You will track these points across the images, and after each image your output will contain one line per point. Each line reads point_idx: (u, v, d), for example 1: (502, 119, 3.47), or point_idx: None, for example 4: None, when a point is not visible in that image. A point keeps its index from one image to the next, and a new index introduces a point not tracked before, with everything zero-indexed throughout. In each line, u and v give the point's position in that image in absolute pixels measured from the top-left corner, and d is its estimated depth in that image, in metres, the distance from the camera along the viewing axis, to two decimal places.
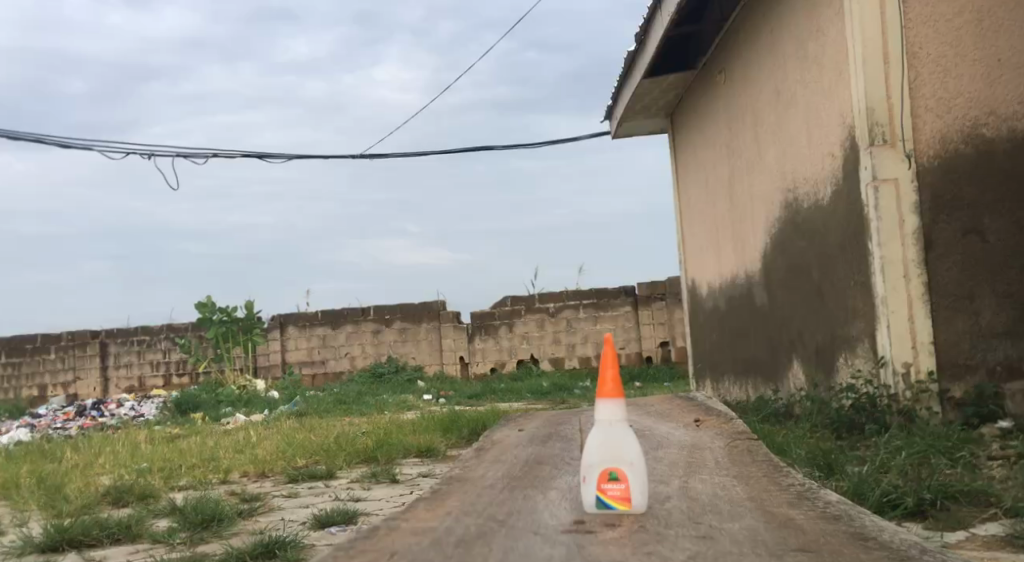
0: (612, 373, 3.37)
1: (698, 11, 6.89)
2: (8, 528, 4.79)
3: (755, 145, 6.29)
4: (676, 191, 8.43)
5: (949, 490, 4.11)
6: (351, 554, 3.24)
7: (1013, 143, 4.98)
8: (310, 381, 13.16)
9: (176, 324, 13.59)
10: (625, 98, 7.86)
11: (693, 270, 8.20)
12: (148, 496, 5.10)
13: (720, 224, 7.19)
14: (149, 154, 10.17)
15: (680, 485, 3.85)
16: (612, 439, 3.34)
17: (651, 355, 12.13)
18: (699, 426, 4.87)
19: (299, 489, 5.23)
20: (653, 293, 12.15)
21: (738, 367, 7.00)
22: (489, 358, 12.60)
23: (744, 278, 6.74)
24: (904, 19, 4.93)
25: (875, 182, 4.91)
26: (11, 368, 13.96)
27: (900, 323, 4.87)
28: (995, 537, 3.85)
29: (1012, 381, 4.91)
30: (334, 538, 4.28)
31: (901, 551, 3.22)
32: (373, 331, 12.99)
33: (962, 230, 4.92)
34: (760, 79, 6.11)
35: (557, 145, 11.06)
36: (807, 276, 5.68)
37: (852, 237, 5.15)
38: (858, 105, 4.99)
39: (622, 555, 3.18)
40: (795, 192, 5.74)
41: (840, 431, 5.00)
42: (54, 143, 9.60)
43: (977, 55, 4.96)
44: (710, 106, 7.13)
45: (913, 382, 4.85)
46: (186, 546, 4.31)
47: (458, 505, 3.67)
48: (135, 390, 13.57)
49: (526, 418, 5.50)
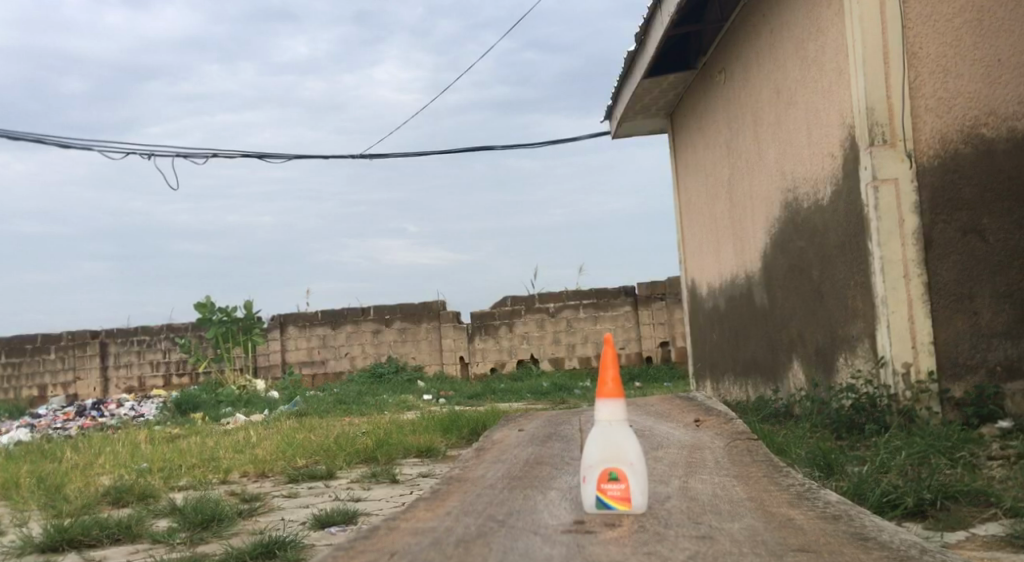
0: (612, 373, 3.37)
1: (698, 11, 6.90)
2: (8, 528, 4.79)
3: (755, 144, 6.29)
4: (676, 191, 8.44)
5: (949, 490, 4.11)
6: (351, 554, 3.23)
7: (1013, 143, 4.97)
8: (310, 381, 13.17)
9: (176, 324, 13.59)
10: (625, 98, 7.86)
11: (693, 270, 8.19)
12: (148, 496, 5.10)
13: (720, 224, 7.19)
14: (149, 155, 10.43)
15: (680, 485, 3.84)
16: (612, 440, 3.34)
17: (651, 355, 12.12)
18: (699, 426, 4.87)
19: (300, 489, 5.23)
20: (653, 293, 12.15)
21: (739, 367, 7.00)
22: (489, 358, 12.60)
23: (744, 278, 6.74)
24: (904, 19, 4.93)
25: (875, 182, 4.91)
26: (10, 368, 13.95)
27: (900, 323, 4.87)
28: (995, 537, 3.85)
29: (1012, 381, 4.90)
30: (334, 538, 4.28)
31: (901, 551, 3.21)
32: (373, 331, 13.00)
33: (963, 230, 4.92)
34: (760, 79, 6.11)
35: (557, 144, 11.08)
36: (807, 276, 5.68)
37: (853, 237, 5.15)
38: (858, 104, 4.99)
39: (622, 555, 3.18)
40: (795, 192, 5.74)
41: (840, 431, 5.00)
42: (54, 143, 9.97)
43: (977, 56, 4.96)
44: (710, 106, 7.13)
45: (913, 382, 4.85)
46: (186, 546, 4.31)
47: (458, 505, 3.67)
48: (135, 390, 13.58)
49: (526, 418, 5.50)
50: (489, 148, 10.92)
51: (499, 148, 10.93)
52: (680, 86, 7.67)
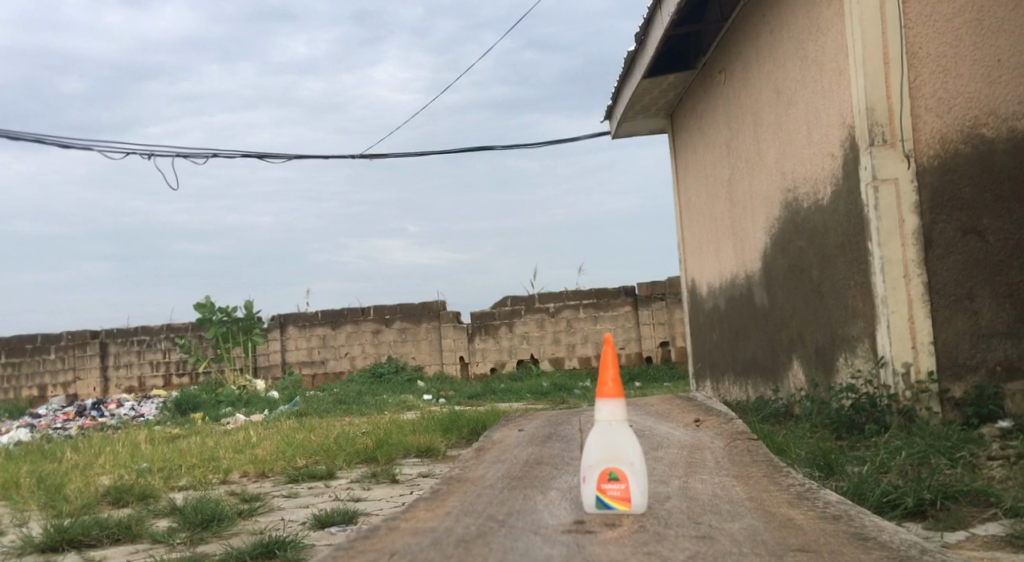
0: (612, 374, 3.38)
1: (697, 11, 6.89)
2: (8, 528, 4.79)
3: (755, 144, 6.29)
4: (675, 190, 8.44)
5: (949, 490, 4.11)
6: (352, 554, 3.23)
7: (1013, 143, 4.97)
8: (310, 381, 13.17)
9: (176, 324, 13.59)
10: (625, 97, 7.86)
11: (694, 270, 8.19)
12: (148, 496, 5.11)
13: (720, 224, 7.19)
14: (149, 155, 10.24)
15: (680, 485, 3.84)
16: (612, 440, 3.35)
17: (651, 355, 12.12)
18: (699, 426, 4.87)
19: (300, 489, 5.23)
20: (653, 293, 12.15)
21: (739, 367, 7.01)
22: (489, 358, 12.60)
23: (744, 278, 6.75)
24: (904, 19, 4.93)
25: (875, 182, 4.91)
26: (10, 368, 13.95)
27: (900, 323, 4.87)
28: (996, 537, 3.85)
29: (1012, 381, 4.91)
30: (334, 538, 4.28)
31: (901, 551, 3.21)
32: (373, 331, 12.99)
33: (962, 230, 4.92)
34: (760, 79, 6.11)
35: (558, 144, 11.09)
36: (807, 276, 5.68)
37: (853, 237, 5.15)
38: (858, 104, 4.99)
39: (623, 555, 3.18)
40: (795, 192, 5.74)
41: (840, 431, 5.00)
42: (54, 143, 9.65)
43: (976, 56, 4.96)
44: (710, 105, 7.13)
45: (913, 382, 4.86)
46: (186, 546, 4.31)
47: (457, 505, 3.67)
48: (135, 390, 13.58)
49: (526, 418, 5.49)
50: (489, 148, 10.90)
51: (499, 148, 10.91)
52: (680, 87, 7.67)
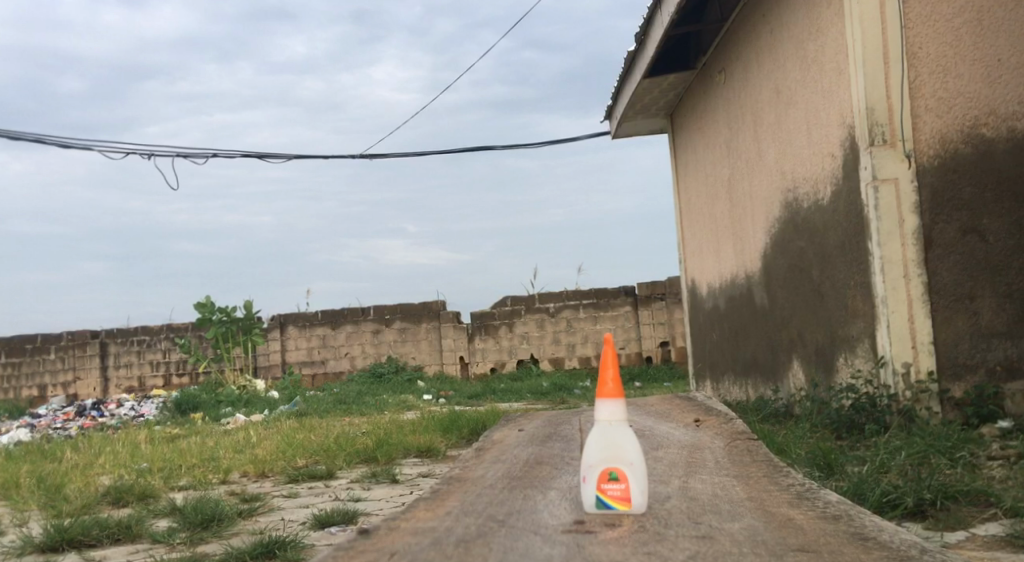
0: (612, 374, 3.38)
1: (697, 12, 6.89)
2: (8, 528, 4.79)
3: (755, 144, 6.29)
4: (675, 191, 8.44)
5: (949, 490, 4.11)
6: (351, 554, 3.23)
7: (1013, 143, 4.97)
8: (310, 381, 13.17)
9: (176, 324, 13.58)
10: (625, 97, 7.87)
11: (693, 270, 8.19)
12: (148, 496, 5.11)
13: (720, 225, 7.20)
14: (149, 155, 10.39)
15: (680, 485, 3.84)
16: (612, 440, 3.35)
17: (651, 355, 12.13)
18: (699, 426, 4.87)
19: (300, 489, 5.23)
20: (653, 293, 12.17)
21: (739, 367, 7.01)
22: (489, 358, 12.60)
23: (744, 278, 6.74)
24: (904, 19, 4.93)
25: (875, 182, 4.91)
26: (11, 368, 13.96)
27: (900, 323, 4.87)
28: (995, 537, 3.85)
29: (1012, 381, 4.91)
30: (334, 537, 4.29)
31: (901, 551, 3.21)
32: (373, 331, 12.99)
33: (963, 230, 4.92)
34: (760, 80, 6.11)
35: (556, 143, 11.17)
36: (807, 276, 5.68)
37: (852, 238, 5.15)
38: (859, 105, 4.99)
39: (622, 555, 3.17)
40: (795, 192, 5.74)
41: (840, 431, 4.99)
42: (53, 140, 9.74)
43: (976, 55, 4.96)
44: (710, 103, 7.12)
45: (913, 382, 4.85)
46: (186, 545, 4.30)
47: (457, 505, 3.67)
48: (135, 390, 13.58)
49: (526, 417, 5.49)
50: (489, 148, 11.16)
51: (499, 148, 11.16)
52: (680, 87, 7.67)
